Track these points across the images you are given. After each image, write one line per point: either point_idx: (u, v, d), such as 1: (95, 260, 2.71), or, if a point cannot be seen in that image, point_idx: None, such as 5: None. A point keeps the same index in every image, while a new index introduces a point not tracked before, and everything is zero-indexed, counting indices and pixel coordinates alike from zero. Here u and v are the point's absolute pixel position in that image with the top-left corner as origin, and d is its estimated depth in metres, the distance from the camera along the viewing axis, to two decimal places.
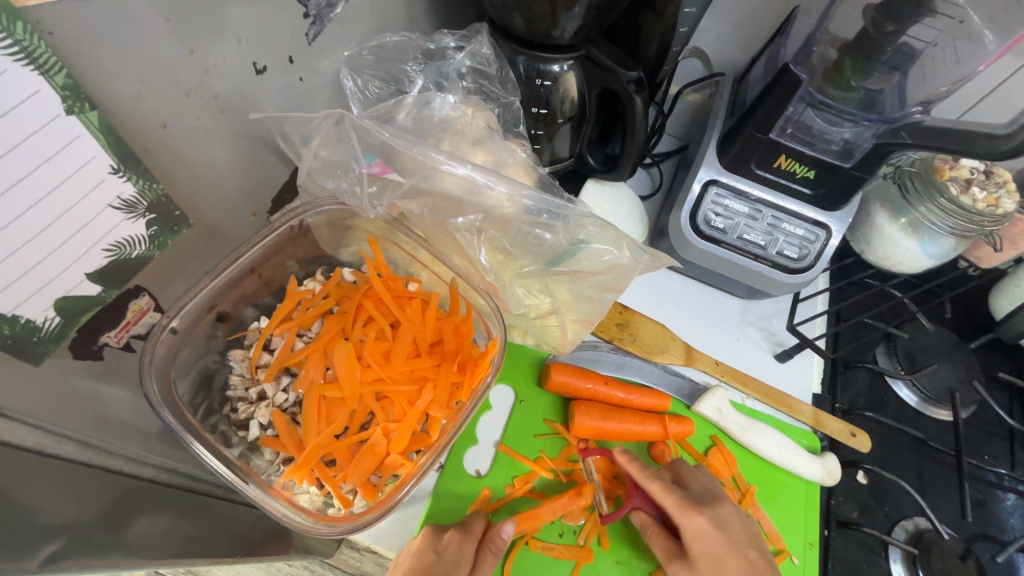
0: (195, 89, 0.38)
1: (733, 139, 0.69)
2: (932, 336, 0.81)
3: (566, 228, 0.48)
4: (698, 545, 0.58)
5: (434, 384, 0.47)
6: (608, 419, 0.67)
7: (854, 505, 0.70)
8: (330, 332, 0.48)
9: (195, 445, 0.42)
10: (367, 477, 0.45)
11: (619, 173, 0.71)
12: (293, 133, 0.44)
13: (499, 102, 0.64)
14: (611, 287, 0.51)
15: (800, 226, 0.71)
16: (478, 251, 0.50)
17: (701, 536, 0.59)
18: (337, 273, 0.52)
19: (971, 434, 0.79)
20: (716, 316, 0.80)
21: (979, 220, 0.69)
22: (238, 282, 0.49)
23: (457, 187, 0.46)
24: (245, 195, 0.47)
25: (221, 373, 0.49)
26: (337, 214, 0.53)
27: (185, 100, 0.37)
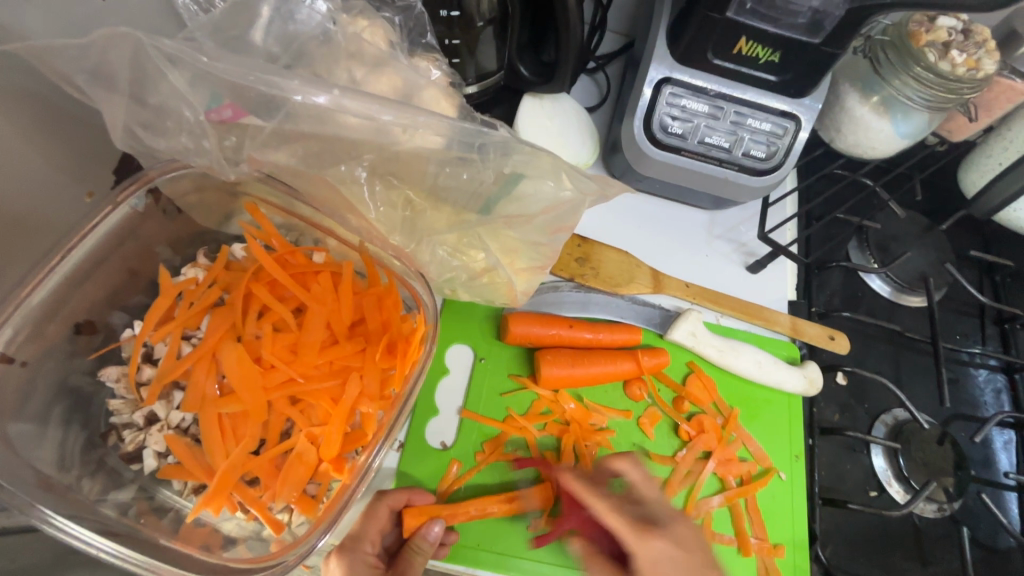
0: None
1: (684, 25, 0.58)
2: (903, 223, 0.77)
3: (487, 164, 0.38)
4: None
5: (359, 374, 0.39)
6: (577, 364, 0.61)
7: (834, 408, 0.68)
8: (217, 331, 0.39)
9: (47, 520, 0.33)
10: (301, 491, 0.38)
11: (558, 83, 0.59)
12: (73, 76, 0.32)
13: (396, 7, 0.51)
14: (559, 227, 0.41)
15: (767, 120, 0.62)
16: (368, 205, 0.40)
17: (658, 563, 0.43)
18: (223, 254, 0.42)
19: (945, 317, 0.77)
20: (681, 232, 0.72)
21: (957, 88, 0.62)
22: (89, 277, 0.39)
23: (340, 125, 0.35)
24: (64, 170, 0.39)
25: (99, 397, 0.40)
26: (205, 178, 0.41)
27: None
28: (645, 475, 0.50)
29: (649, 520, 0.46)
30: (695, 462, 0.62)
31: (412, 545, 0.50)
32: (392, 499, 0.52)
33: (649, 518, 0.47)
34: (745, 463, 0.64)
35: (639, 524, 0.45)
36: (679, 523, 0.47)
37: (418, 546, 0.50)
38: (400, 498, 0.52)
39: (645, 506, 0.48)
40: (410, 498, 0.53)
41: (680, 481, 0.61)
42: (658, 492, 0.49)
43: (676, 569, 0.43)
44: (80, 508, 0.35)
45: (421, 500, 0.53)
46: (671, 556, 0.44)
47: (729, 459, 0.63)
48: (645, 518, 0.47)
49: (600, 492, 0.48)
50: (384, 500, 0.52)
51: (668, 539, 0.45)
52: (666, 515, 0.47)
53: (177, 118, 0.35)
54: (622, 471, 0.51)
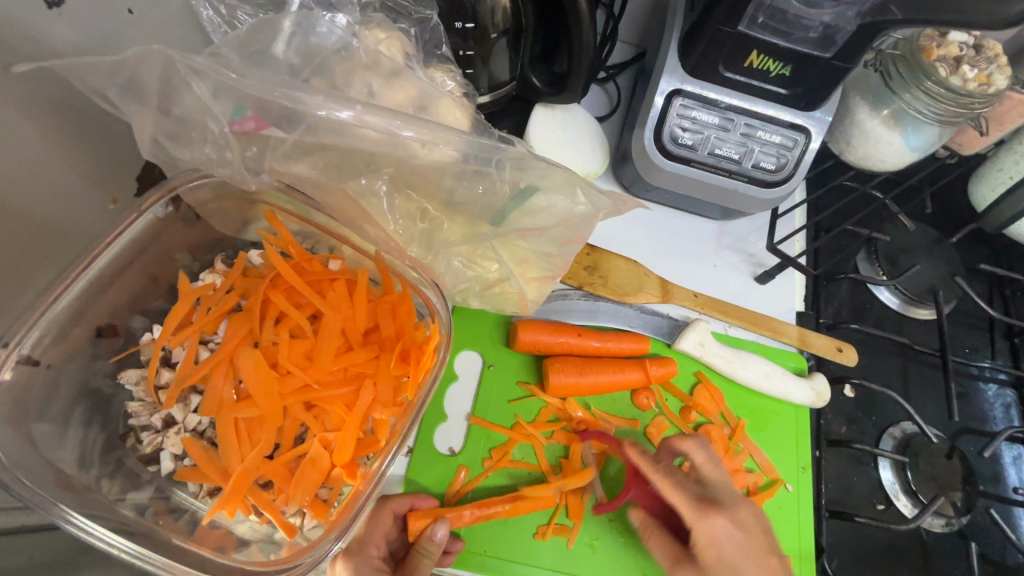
0: None
1: (696, 39, 0.59)
2: (913, 235, 0.77)
3: (503, 176, 0.39)
4: (714, 552, 0.53)
5: (373, 381, 0.40)
6: (585, 373, 0.62)
7: (842, 420, 0.68)
8: (234, 336, 0.40)
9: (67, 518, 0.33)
10: (313, 495, 0.39)
11: (570, 94, 0.60)
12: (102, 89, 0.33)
13: (412, 19, 0.53)
14: (572, 239, 0.42)
15: (777, 132, 0.62)
16: (387, 219, 0.41)
17: (717, 542, 0.54)
18: (240, 260, 0.43)
19: (954, 330, 0.76)
20: (690, 242, 0.73)
21: (969, 103, 0.62)
22: (113, 282, 0.40)
23: (359, 138, 0.36)
24: (88, 177, 0.39)
25: (118, 399, 0.41)
26: (225, 187, 0.42)
27: None
28: (707, 457, 0.58)
29: (713, 500, 0.56)
30: None
31: (418, 547, 0.51)
32: (397, 502, 0.53)
33: (717, 500, 0.56)
34: (752, 474, 0.64)
35: (703, 504, 0.55)
36: (743, 508, 0.56)
37: (425, 548, 0.51)
38: (403, 503, 0.54)
39: (711, 486, 0.57)
40: (414, 502, 0.54)
41: None
42: (721, 472, 0.57)
43: (738, 549, 0.53)
44: (99, 508, 0.36)
45: (425, 504, 0.54)
46: (733, 534, 0.54)
47: (735, 469, 0.63)
48: (709, 498, 0.56)
49: (667, 471, 0.56)
50: (388, 503, 0.53)
51: (734, 521, 0.55)
52: (730, 499, 0.56)
53: (199, 128, 0.36)
54: (686, 451, 0.58)
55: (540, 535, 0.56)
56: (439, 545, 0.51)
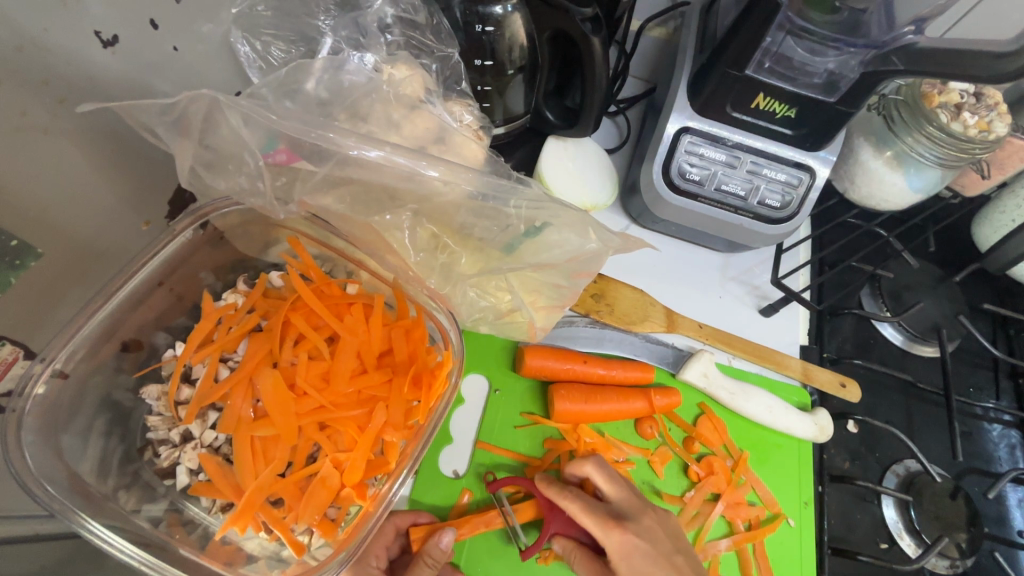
0: (47, 79, 0.33)
1: (704, 80, 0.61)
2: (917, 273, 0.78)
3: (517, 214, 0.41)
4: (625, 564, 0.52)
5: (386, 404, 0.41)
6: (591, 401, 0.62)
7: (845, 456, 0.68)
8: (255, 356, 0.41)
9: (86, 525, 0.35)
10: (322, 514, 0.40)
11: (581, 129, 0.62)
12: (152, 124, 0.35)
13: (434, 55, 0.53)
14: (581, 272, 0.44)
15: (782, 171, 0.64)
16: (410, 251, 0.43)
17: (628, 552, 0.52)
18: (262, 281, 0.44)
19: (958, 368, 0.76)
20: (696, 273, 0.74)
21: (969, 148, 0.64)
22: (142, 301, 0.41)
23: (383, 172, 0.38)
24: (127, 202, 0.41)
25: (138, 412, 0.42)
26: (253, 213, 0.44)
27: (32, 94, 0.32)
28: (607, 475, 0.57)
29: (618, 515, 0.55)
30: (704, 503, 0.63)
31: (423, 553, 0.52)
32: (400, 518, 0.55)
33: (619, 514, 0.55)
34: (754, 507, 0.64)
35: (610, 519, 0.54)
36: (669, 506, 0.57)
37: (430, 554, 0.51)
38: (407, 518, 0.55)
39: (611, 502, 0.56)
40: (416, 518, 0.55)
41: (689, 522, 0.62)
42: (621, 490, 0.56)
43: (644, 557, 0.52)
44: (117, 518, 0.37)
45: (428, 519, 0.55)
46: (640, 545, 0.53)
47: (737, 502, 0.64)
48: (615, 513, 0.55)
49: (570, 495, 0.55)
50: (392, 518, 0.55)
51: (638, 532, 0.54)
52: (634, 510, 0.55)
53: (237, 160, 0.38)
54: (587, 474, 0.57)
55: (524, 556, 0.54)
56: (443, 553, 0.51)
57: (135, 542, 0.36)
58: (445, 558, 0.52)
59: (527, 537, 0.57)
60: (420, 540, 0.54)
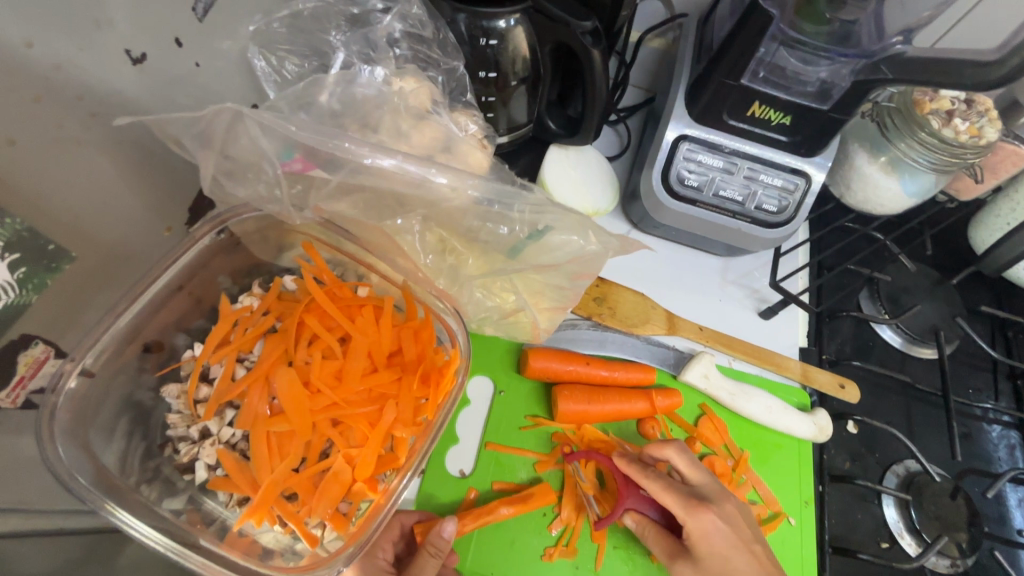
0: (79, 94, 0.35)
1: (701, 89, 0.63)
2: (914, 276, 0.79)
3: (520, 219, 0.43)
4: (705, 543, 0.54)
5: (396, 401, 0.43)
6: (594, 401, 0.64)
7: (845, 456, 0.69)
8: (271, 355, 0.43)
9: (113, 516, 0.36)
10: (334, 508, 0.41)
11: (582, 137, 0.64)
12: (175, 137, 0.37)
13: (440, 68, 0.56)
14: (582, 274, 0.45)
15: (778, 176, 0.66)
16: (419, 253, 0.46)
17: (707, 533, 0.54)
18: (276, 284, 0.46)
19: (956, 370, 0.77)
20: (696, 277, 0.75)
21: (962, 153, 0.66)
22: (163, 305, 0.43)
23: (395, 180, 0.40)
24: (150, 209, 0.43)
25: (158, 410, 0.44)
26: (267, 219, 0.47)
27: (65, 108, 0.34)
28: (688, 462, 0.58)
29: (702, 497, 0.56)
30: None
31: (426, 543, 0.52)
32: (407, 514, 0.56)
33: (702, 496, 0.57)
34: (755, 506, 0.65)
35: (694, 501, 0.55)
36: (727, 502, 0.57)
37: (433, 544, 0.52)
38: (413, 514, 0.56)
39: (695, 486, 0.58)
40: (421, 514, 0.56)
41: None
42: (704, 474, 0.58)
43: (723, 539, 0.54)
44: (140, 510, 0.39)
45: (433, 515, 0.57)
46: (721, 527, 0.55)
47: (739, 501, 0.65)
48: (698, 495, 0.57)
49: (653, 475, 0.57)
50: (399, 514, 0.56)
51: (721, 515, 0.56)
52: (716, 494, 0.57)
53: (257, 170, 0.40)
54: (667, 458, 0.59)
55: (598, 525, 0.57)
56: (447, 542, 0.52)
57: (159, 533, 0.38)
58: (449, 548, 0.52)
59: (600, 508, 0.59)
60: (424, 536, 0.55)
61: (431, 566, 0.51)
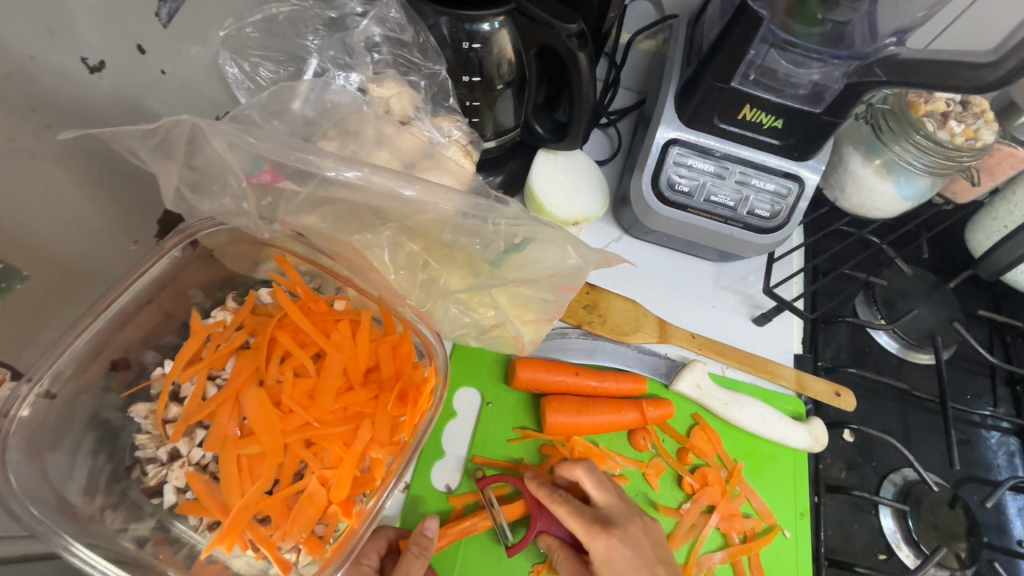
0: (32, 104, 0.33)
1: (691, 92, 0.62)
2: (911, 280, 0.78)
3: (498, 231, 0.42)
4: (607, 571, 0.53)
5: (372, 420, 0.42)
6: (583, 413, 0.62)
7: (842, 465, 0.68)
8: (242, 373, 0.42)
9: (71, 545, 0.35)
10: (309, 532, 0.40)
11: (571, 141, 0.62)
12: (135, 148, 0.35)
13: (422, 72, 0.54)
14: (565, 287, 0.44)
15: (771, 180, 0.64)
16: (389, 269, 0.44)
17: (611, 558, 0.53)
18: (250, 298, 0.45)
19: (954, 375, 0.76)
20: (688, 283, 0.74)
21: (957, 156, 0.64)
22: (131, 319, 0.42)
23: (366, 193, 0.38)
24: (114, 221, 0.42)
25: (126, 431, 0.42)
26: (239, 232, 0.45)
27: (18, 121, 0.33)
28: (597, 482, 0.57)
29: (604, 520, 0.55)
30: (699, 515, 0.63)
31: (410, 545, 0.51)
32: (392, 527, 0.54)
33: (605, 519, 0.55)
34: (749, 519, 0.64)
35: (595, 524, 0.54)
36: (632, 524, 0.55)
37: (417, 543, 0.51)
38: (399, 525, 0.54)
39: (601, 508, 0.56)
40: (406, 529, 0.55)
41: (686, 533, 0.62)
42: (610, 496, 0.57)
43: (627, 566, 0.53)
44: (101, 538, 0.37)
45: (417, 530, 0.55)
46: (624, 553, 0.53)
47: (732, 514, 0.63)
48: (600, 518, 0.55)
49: (558, 498, 0.56)
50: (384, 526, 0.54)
51: (624, 539, 0.54)
52: (621, 517, 0.55)
53: (224, 182, 0.38)
54: (577, 477, 0.58)
55: (512, 552, 0.55)
56: (429, 541, 0.51)
57: (121, 563, 0.36)
58: (433, 548, 0.51)
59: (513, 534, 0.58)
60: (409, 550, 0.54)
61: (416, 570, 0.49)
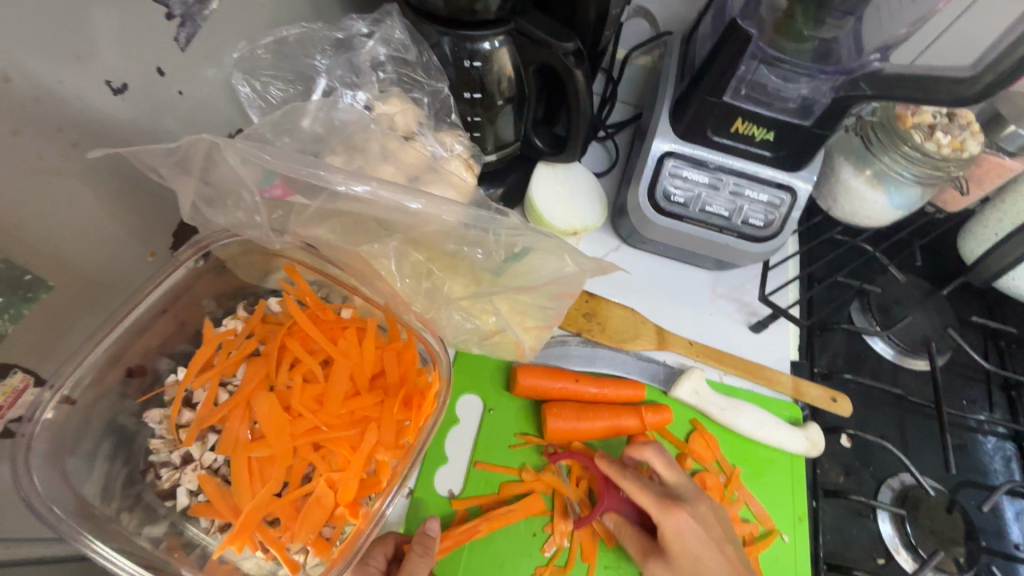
0: (59, 126, 0.35)
1: (685, 106, 0.64)
2: (905, 287, 0.79)
3: (499, 241, 0.44)
4: (678, 544, 0.54)
5: (378, 424, 0.43)
6: (583, 418, 0.64)
7: (839, 470, 0.69)
8: (252, 380, 0.43)
9: (91, 544, 0.36)
10: (317, 533, 0.41)
11: (569, 154, 0.64)
12: (154, 165, 0.37)
13: (426, 90, 0.56)
14: (564, 294, 0.46)
15: (764, 191, 0.66)
16: (394, 277, 0.46)
17: (681, 533, 0.54)
18: (260, 307, 0.47)
19: (949, 381, 0.77)
20: (686, 291, 0.75)
21: (945, 166, 0.66)
22: (146, 329, 0.43)
23: (373, 206, 0.40)
24: (132, 234, 0.44)
25: (141, 435, 0.44)
26: (251, 243, 0.47)
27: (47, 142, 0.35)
28: (665, 462, 0.59)
29: (675, 497, 0.57)
30: None
31: (414, 546, 0.51)
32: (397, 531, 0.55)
33: (677, 496, 0.57)
34: (748, 523, 0.65)
35: (667, 501, 0.56)
36: (701, 503, 0.57)
37: (421, 544, 0.51)
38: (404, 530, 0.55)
39: (672, 487, 0.58)
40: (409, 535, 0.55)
41: None
42: (681, 476, 0.59)
43: (696, 538, 0.54)
44: (117, 539, 0.38)
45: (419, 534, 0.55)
46: (694, 527, 0.55)
47: (731, 518, 0.64)
48: (671, 495, 0.57)
49: (630, 475, 0.57)
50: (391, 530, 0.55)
51: (693, 514, 0.56)
52: (686, 494, 0.57)
53: (238, 197, 0.40)
54: (647, 459, 0.59)
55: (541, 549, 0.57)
56: (433, 540, 0.52)
57: (137, 562, 0.37)
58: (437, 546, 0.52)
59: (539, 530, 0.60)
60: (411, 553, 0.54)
61: (422, 569, 0.50)
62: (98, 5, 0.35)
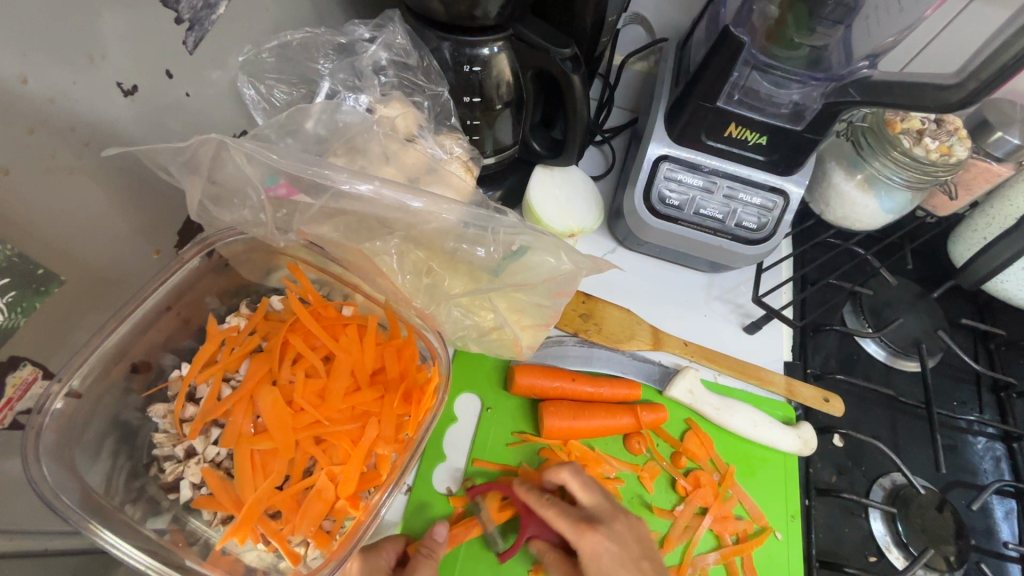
0: (73, 127, 0.36)
1: (679, 111, 0.66)
2: (896, 289, 0.81)
3: (497, 239, 0.45)
4: (595, 566, 0.54)
5: (378, 418, 0.44)
6: (579, 417, 0.65)
7: (831, 469, 0.70)
8: (256, 375, 0.44)
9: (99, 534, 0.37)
10: (317, 526, 0.42)
11: (566, 157, 0.65)
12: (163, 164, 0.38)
13: (426, 94, 0.58)
14: (560, 292, 0.47)
15: (757, 195, 0.67)
16: (397, 273, 0.47)
17: (599, 557, 0.54)
18: (263, 304, 0.48)
19: (940, 383, 0.78)
20: (681, 293, 0.77)
21: (933, 171, 0.68)
22: (151, 325, 0.44)
23: (376, 205, 0.42)
24: (140, 231, 0.44)
25: (144, 430, 0.45)
26: (256, 241, 0.48)
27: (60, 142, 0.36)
28: (582, 482, 0.58)
29: (591, 519, 0.56)
30: (693, 517, 0.65)
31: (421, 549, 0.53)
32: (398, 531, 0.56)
33: (592, 518, 0.56)
34: (741, 521, 0.66)
35: (583, 525, 0.55)
36: (617, 522, 0.57)
37: (428, 547, 0.53)
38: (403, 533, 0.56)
39: (587, 508, 0.57)
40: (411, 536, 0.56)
41: (680, 535, 0.64)
42: (596, 495, 0.58)
43: (613, 561, 0.54)
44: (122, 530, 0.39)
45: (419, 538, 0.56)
46: (610, 549, 0.54)
47: (725, 516, 0.65)
48: (588, 518, 0.56)
49: (546, 502, 0.57)
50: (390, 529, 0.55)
51: (610, 536, 0.55)
52: (607, 515, 0.57)
53: (244, 196, 0.42)
54: (563, 480, 0.58)
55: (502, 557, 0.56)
56: (438, 544, 0.54)
57: (143, 551, 0.38)
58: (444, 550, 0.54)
59: (504, 541, 0.59)
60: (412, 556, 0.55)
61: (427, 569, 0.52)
62: (109, 8, 0.36)
